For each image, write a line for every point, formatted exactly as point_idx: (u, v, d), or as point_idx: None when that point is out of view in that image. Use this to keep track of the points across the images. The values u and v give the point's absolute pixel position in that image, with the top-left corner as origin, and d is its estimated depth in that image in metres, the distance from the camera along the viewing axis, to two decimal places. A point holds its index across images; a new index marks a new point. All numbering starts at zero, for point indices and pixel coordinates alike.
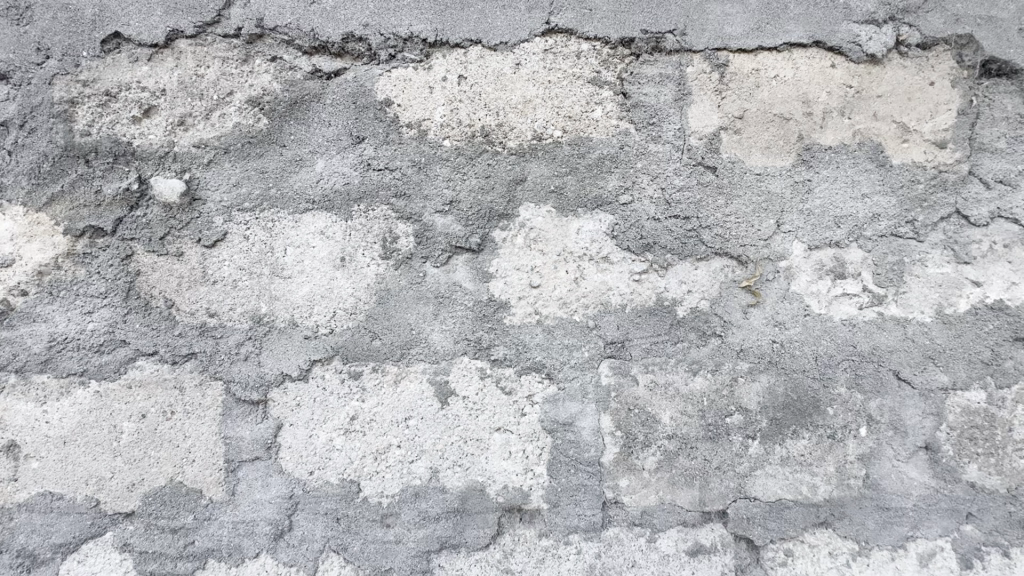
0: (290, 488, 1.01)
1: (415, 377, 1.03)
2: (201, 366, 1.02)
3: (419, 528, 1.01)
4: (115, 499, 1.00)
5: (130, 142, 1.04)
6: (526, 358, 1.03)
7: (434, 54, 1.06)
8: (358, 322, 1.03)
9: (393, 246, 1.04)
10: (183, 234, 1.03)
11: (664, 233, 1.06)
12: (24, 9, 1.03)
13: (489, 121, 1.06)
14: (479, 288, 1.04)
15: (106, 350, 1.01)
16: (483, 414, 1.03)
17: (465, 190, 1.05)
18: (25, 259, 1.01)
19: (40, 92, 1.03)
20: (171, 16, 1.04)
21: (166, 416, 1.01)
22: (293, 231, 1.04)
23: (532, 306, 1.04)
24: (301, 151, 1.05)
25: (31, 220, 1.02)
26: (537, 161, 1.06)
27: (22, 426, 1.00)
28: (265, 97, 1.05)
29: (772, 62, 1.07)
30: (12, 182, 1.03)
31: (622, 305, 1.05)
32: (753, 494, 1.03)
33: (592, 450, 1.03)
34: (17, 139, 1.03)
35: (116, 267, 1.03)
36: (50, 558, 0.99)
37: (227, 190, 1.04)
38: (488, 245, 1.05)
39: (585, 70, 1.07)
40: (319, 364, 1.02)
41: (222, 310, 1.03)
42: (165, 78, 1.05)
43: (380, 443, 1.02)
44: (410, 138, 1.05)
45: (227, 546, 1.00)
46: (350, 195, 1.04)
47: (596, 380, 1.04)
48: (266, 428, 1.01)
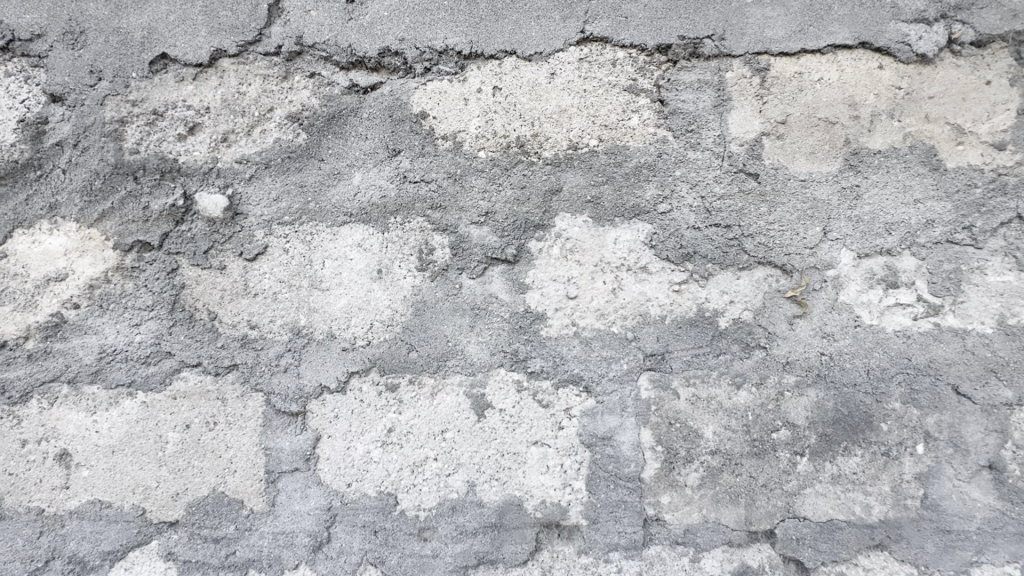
0: (328, 500, 1.01)
1: (452, 390, 1.02)
2: (242, 378, 1.03)
3: (456, 542, 1.00)
4: (160, 508, 1.02)
5: (176, 158, 1.07)
6: (564, 370, 1.02)
7: (469, 66, 1.06)
8: (395, 334, 1.03)
9: (429, 258, 1.04)
10: (226, 248, 1.06)
11: (705, 242, 1.03)
12: (79, 34, 1.07)
13: (524, 131, 1.05)
14: (515, 300, 1.03)
15: (152, 361, 1.04)
16: (520, 427, 1.01)
17: (500, 201, 1.04)
18: (78, 273, 1.05)
19: (93, 112, 1.07)
20: (215, 37, 1.07)
21: (208, 426, 1.03)
22: (331, 244, 1.05)
23: (569, 317, 1.03)
24: (339, 164, 1.06)
25: (84, 236, 1.06)
26: (573, 171, 1.04)
27: (74, 435, 1.03)
28: (304, 113, 1.07)
29: (815, 65, 1.04)
30: (67, 199, 1.07)
31: (662, 316, 1.02)
32: (802, 514, 0.99)
33: (632, 465, 1.00)
34: (71, 158, 1.07)
35: (162, 280, 1.05)
36: (99, 565, 1.01)
37: (267, 204, 1.06)
38: (524, 256, 1.04)
39: (620, 78, 1.05)
40: (356, 376, 1.03)
41: (262, 322, 1.04)
42: (208, 96, 1.08)
43: (417, 456, 1.01)
44: (445, 150, 1.06)
45: (267, 557, 1.01)
46: (387, 207, 1.05)
47: (635, 394, 1.01)
48: (304, 439, 1.02)
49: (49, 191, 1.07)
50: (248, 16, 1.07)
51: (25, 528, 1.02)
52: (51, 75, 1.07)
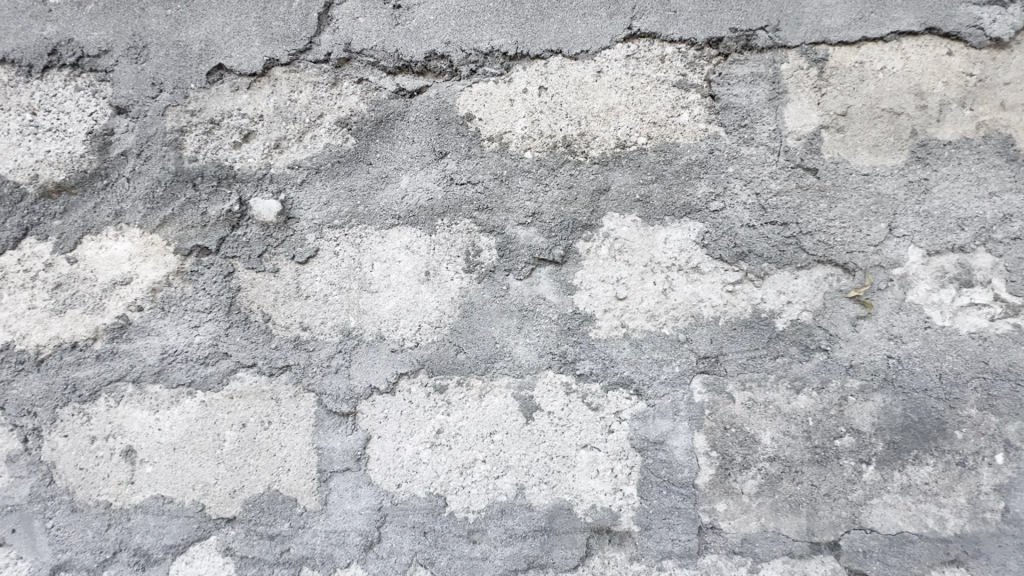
0: (378, 500, 1.02)
1: (500, 392, 1.02)
2: (295, 378, 1.06)
3: (506, 545, 0.99)
4: (219, 504, 1.05)
5: (232, 165, 1.11)
6: (614, 372, 1.00)
7: (515, 66, 1.06)
8: (443, 335, 1.03)
9: (476, 259, 1.04)
10: (279, 252, 1.08)
11: (760, 241, 0.99)
12: (142, 48, 1.13)
13: (570, 130, 1.04)
14: (564, 301, 1.02)
15: (210, 362, 1.08)
16: (570, 430, 1.00)
17: (547, 201, 1.03)
18: (142, 276, 1.10)
19: (155, 123, 1.12)
20: (268, 46, 1.10)
21: (263, 426, 1.06)
22: (380, 246, 1.06)
23: (618, 319, 1.01)
24: (387, 167, 1.08)
25: (147, 241, 1.11)
26: (621, 170, 1.03)
27: (138, 432, 1.08)
28: (353, 118, 1.09)
29: (877, 54, 0.99)
30: (131, 206, 1.12)
31: (715, 318, 0.99)
32: (869, 525, 0.94)
33: (685, 470, 0.97)
34: (134, 167, 1.12)
35: (219, 283, 1.09)
36: (162, 558, 1.05)
37: (318, 208, 1.08)
38: (572, 257, 1.02)
39: (669, 73, 1.03)
40: (405, 378, 1.03)
41: (314, 324, 1.06)
42: (261, 104, 1.11)
43: (465, 458, 1.01)
44: (491, 152, 1.05)
45: (320, 555, 1.02)
46: (434, 209, 1.06)
47: (688, 397, 0.98)
48: (355, 439, 1.03)
49: (115, 199, 1.12)
50: (298, 25, 1.10)
51: (95, 520, 1.07)
52: (117, 88, 1.13)
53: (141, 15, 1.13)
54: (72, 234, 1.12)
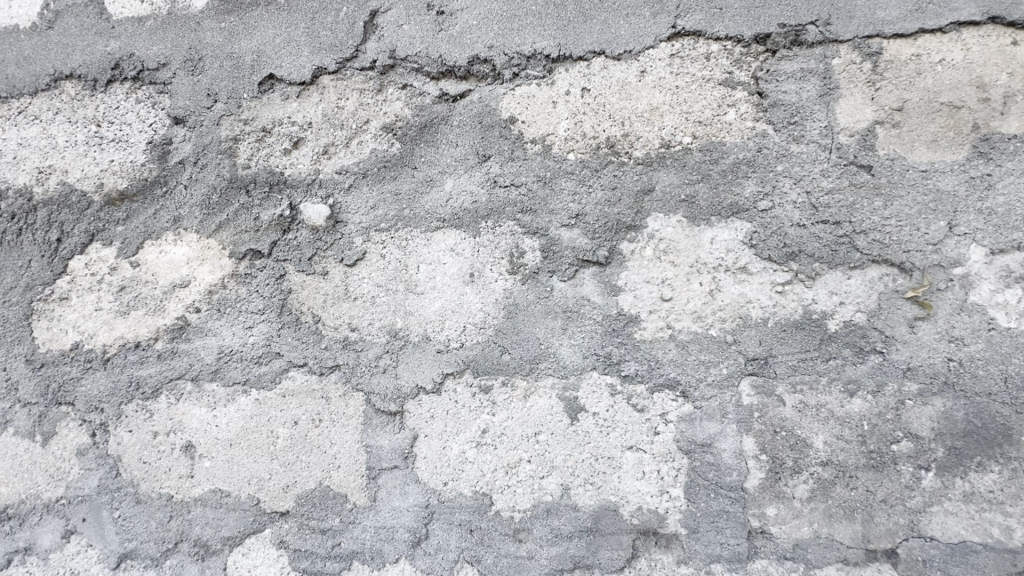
0: (426, 498, 1.04)
1: (544, 392, 1.02)
2: (345, 377, 1.09)
3: (552, 545, 1.00)
4: (273, 498, 1.09)
5: (283, 171, 1.14)
6: (659, 374, 0.99)
7: (558, 68, 1.06)
8: (487, 336, 1.05)
9: (520, 260, 1.05)
10: (328, 255, 1.11)
11: (811, 240, 0.97)
12: (197, 61, 1.18)
13: (614, 131, 1.04)
14: (608, 302, 1.02)
15: (263, 361, 1.12)
16: (615, 432, 1.00)
17: (591, 202, 1.03)
18: (199, 279, 1.15)
19: (210, 132, 1.17)
20: (317, 55, 1.14)
21: (314, 423, 1.09)
22: (425, 249, 1.08)
23: (664, 320, 1.00)
24: (432, 171, 1.09)
25: (204, 245, 1.16)
26: (665, 170, 1.02)
27: (197, 428, 1.13)
28: (398, 123, 1.11)
29: (935, 46, 0.96)
30: (188, 212, 1.17)
31: (764, 319, 0.98)
32: (928, 533, 0.91)
33: (734, 473, 0.96)
34: (191, 174, 1.17)
35: (271, 285, 1.13)
36: (220, 549, 1.10)
37: (365, 212, 1.11)
38: (616, 258, 1.02)
39: (715, 71, 1.02)
40: (451, 378, 1.05)
41: (362, 324, 1.09)
42: (311, 112, 1.14)
43: (510, 458, 1.02)
44: (534, 154, 1.06)
45: (370, 550, 1.05)
46: (478, 212, 1.07)
47: (736, 400, 0.97)
48: (402, 438, 1.06)
49: (174, 206, 1.18)
50: (345, 34, 1.13)
51: (158, 511, 1.12)
52: (175, 99, 1.18)
53: (196, 29, 1.18)
54: (134, 239, 1.18)
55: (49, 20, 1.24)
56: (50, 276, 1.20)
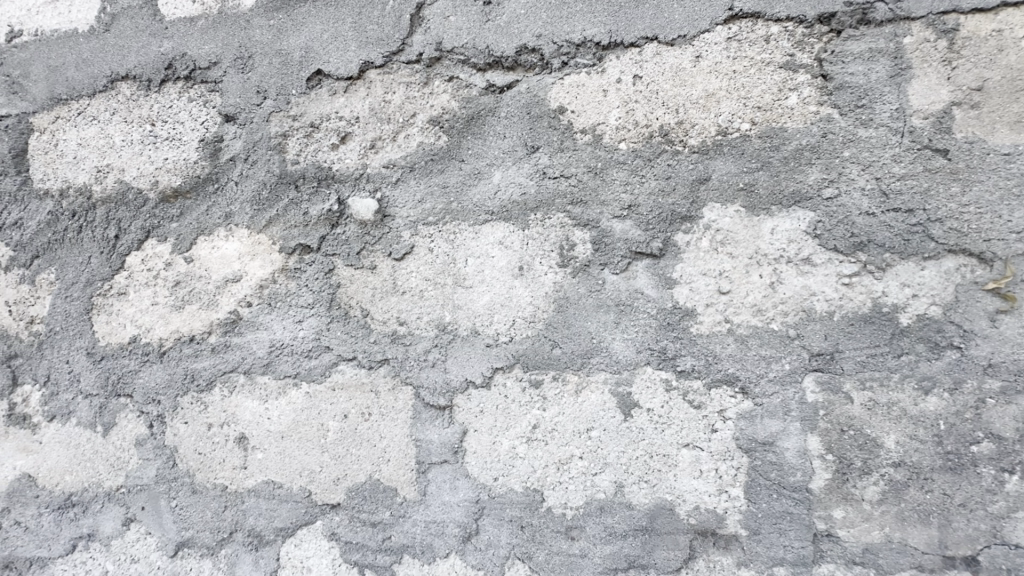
0: (476, 493, 1.03)
1: (596, 388, 1.00)
2: (394, 371, 1.09)
3: (605, 543, 0.98)
4: (324, 491, 1.10)
5: (330, 166, 1.15)
6: (717, 369, 0.96)
7: (608, 56, 1.04)
8: (537, 330, 1.03)
9: (570, 253, 1.03)
10: (377, 249, 1.11)
11: (881, 229, 0.92)
12: (247, 58, 1.19)
13: (667, 119, 1.01)
14: (663, 295, 0.99)
15: (313, 355, 1.13)
16: (670, 429, 0.97)
17: (644, 193, 1.01)
18: (251, 274, 1.17)
19: (260, 128, 1.18)
20: (364, 50, 1.14)
21: (364, 417, 1.09)
22: (474, 242, 1.07)
23: (721, 314, 0.96)
24: (480, 164, 1.08)
25: (255, 241, 1.17)
26: (722, 158, 0.98)
27: (250, 421, 1.15)
28: (445, 115, 1.11)
29: (1019, 20, 0.89)
30: (239, 208, 1.19)
31: (830, 313, 0.93)
32: (1012, 540, 0.86)
33: (798, 473, 0.92)
34: (242, 171, 1.19)
35: (320, 280, 1.14)
36: (273, 540, 1.11)
37: (413, 205, 1.10)
38: (670, 249, 0.99)
39: (775, 54, 0.97)
40: (500, 372, 1.04)
41: (410, 318, 1.09)
42: (358, 107, 1.14)
43: (562, 454, 1.00)
44: (584, 144, 1.04)
45: (420, 544, 1.05)
46: (527, 204, 1.05)
47: (800, 397, 0.93)
48: (452, 432, 1.05)
49: (225, 202, 1.20)
50: (392, 28, 1.13)
51: (213, 501, 1.15)
52: (226, 97, 1.20)
53: (246, 27, 1.19)
54: (188, 235, 1.21)
55: (105, 23, 1.27)
56: (109, 272, 1.24)
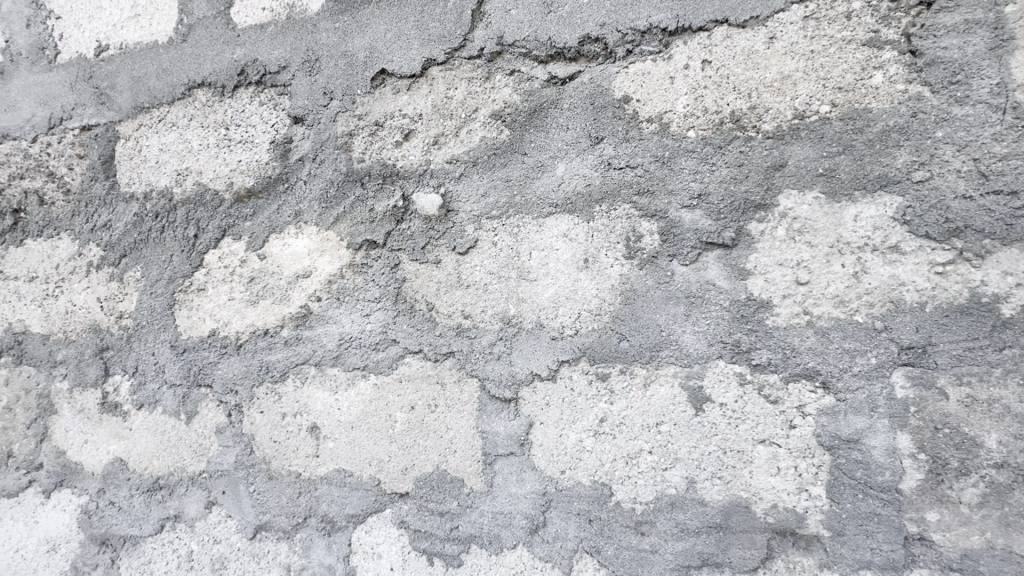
0: (543, 485, 1.04)
1: (666, 381, 0.98)
2: (459, 364, 1.10)
3: (677, 540, 0.96)
4: (393, 480, 1.13)
5: (395, 163, 1.18)
6: (796, 363, 0.92)
7: (675, 42, 1.01)
8: (603, 323, 1.02)
9: (637, 244, 1.01)
10: (441, 243, 1.13)
11: (980, 214, 0.86)
12: (314, 61, 1.23)
13: (740, 104, 0.97)
14: (736, 287, 0.96)
15: (381, 348, 1.15)
16: (745, 424, 0.94)
17: (714, 181, 0.98)
18: (320, 270, 1.21)
19: (327, 129, 1.22)
20: (426, 47, 1.15)
21: (430, 408, 1.12)
22: (538, 235, 1.07)
23: (800, 306, 0.92)
24: (543, 156, 1.08)
25: (323, 237, 1.21)
26: (799, 143, 0.94)
27: (321, 411, 1.19)
28: (507, 109, 1.11)
29: None
30: (308, 206, 1.23)
31: (922, 304, 0.87)
32: None
33: (886, 473, 0.88)
34: (310, 170, 1.23)
35: (387, 274, 1.16)
36: (345, 526, 1.15)
37: (477, 200, 1.11)
38: (743, 239, 0.96)
39: (857, 32, 0.92)
40: (566, 365, 1.04)
41: (475, 312, 1.10)
42: (421, 104, 1.16)
43: (631, 448, 0.99)
44: (651, 133, 1.02)
45: (488, 535, 1.06)
46: (592, 196, 1.04)
47: (888, 392, 0.88)
48: (518, 424, 1.06)
49: (295, 201, 1.24)
50: (453, 24, 1.14)
51: (288, 487, 1.20)
52: (294, 100, 1.25)
53: (313, 31, 1.23)
54: (261, 234, 1.27)
55: (183, 33, 1.35)
56: (189, 269, 1.31)
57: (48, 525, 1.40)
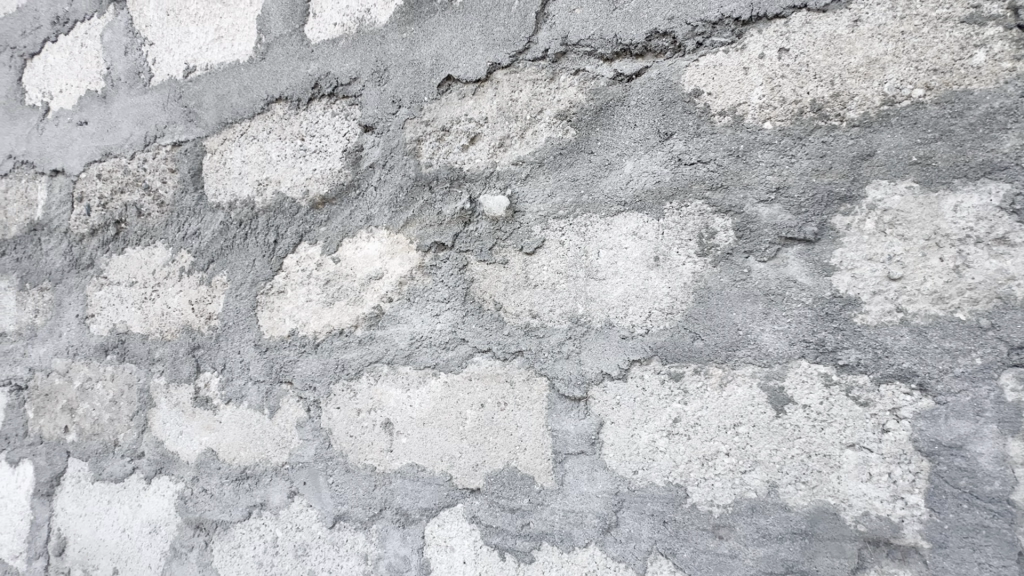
0: (615, 485, 1.03)
1: (744, 381, 0.95)
2: (528, 363, 1.12)
3: (759, 545, 0.93)
4: (464, 476, 1.16)
5: (462, 167, 1.20)
6: (889, 364, 0.87)
7: (749, 31, 0.98)
8: (676, 322, 1.00)
9: (711, 241, 0.99)
10: (508, 244, 1.15)
11: None
12: (383, 71, 1.28)
13: (821, 93, 0.93)
14: (820, 283, 0.91)
15: (450, 346, 1.19)
16: (832, 427, 0.90)
17: (794, 173, 0.94)
18: (391, 272, 1.26)
19: (396, 135, 1.27)
20: (491, 52, 1.18)
21: (500, 407, 1.13)
22: (606, 234, 1.07)
23: (892, 303, 0.87)
24: (610, 154, 1.07)
25: (394, 240, 1.26)
26: (890, 130, 0.89)
27: (394, 408, 1.24)
28: (572, 109, 1.11)
29: None
30: (379, 211, 1.28)
31: None
32: None
33: (995, 482, 0.81)
34: (380, 176, 1.28)
35: (455, 275, 1.19)
36: (418, 519, 1.19)
37: (543, 200, 1.12)
38: (827, 234, 0.91)
39: (954, 8, 0.86)
40: (637, 365, 1.03)
41: (543, 311, 1.11)
42: (486, 108, 1.19)
43: (706, 449, 0.97)
44: (724, 126, 0.99)
45: (559, 533, 1.07)
46: (662, 192, 1.03)
47: (996, 395, 0.81)
48: (588, 423, 1.06)
49: (366, 206, 1.30)
50: (518, 27, 1.15)
51: (364, 480, 1.25)
52: (365, 109, 1.30)
53: (381, 42, 1.28)
54: (335, 238, 1.33)
55: (262, 51, 1.44)
56: (270, 272, 1.40)
57: (150, 509, 1.53)
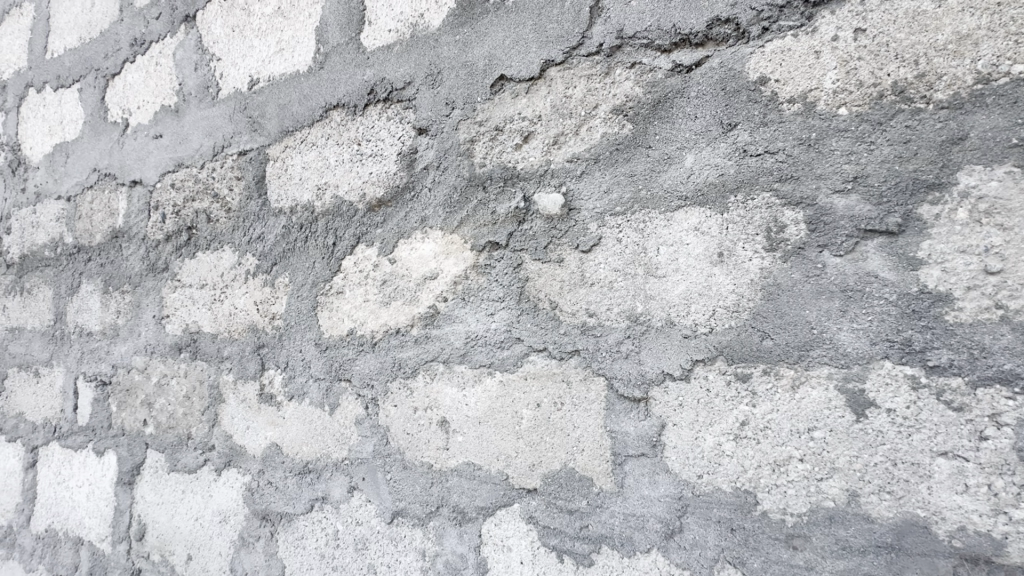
0: (678, 489, 1.00)
1: (819, 383, 0.90)
2: (585, 362, 1.10)
3: (838, 558, 0.88)
4: (520, 476, 1.15)
5: (515, 166, 1.20)
6: (988, 365, 0.80)
7: (820, 13, 0.93)
8: (742, 320, 0.96)
9: (780, 236, 0.94)
10: (564, 242, 1.14)
11: None
12: (437, 74, 1.30)
13: (903, 74, 0.87)
14: (905, 278, 0.85)
15: (505, 346, 1.18)
16: (920, 434, 0.83)
17: (874, 161, 0.88)
18: (446, 272, 1.27)
19: (450, 137, 1.28)
20: (544, 49, 1.17)
21: (557, 406, 1.12)
22: (666, 230, 1.04)
23: (990, 299, 0.80)
24: (669, 148, 1.04)
25: (448, 240, 1.27)
26: (984, 111, 0.81)
27: (451, 406, 1.25)
28: (628, 103, 1.09)
29: None
30: (433, 211, 1.30)
31: None
32: None
33: None
34: (434, 177, 1.30)
35: (510, 275, 1.19)
36: (475, 517, 1.20)
37: (599, 197, 1.10)
38: (913, 225, 0.85)
39: None
40: (701, 365, 0.99)
41: (600, 310, 1.09)
42: (540, 105, 1.18)
43: (778, 454, 0.92)
44: (793, 114, 0.94)
45: (620, 536, 1.05)
46: (725, 186, 0.99)
47: None
48: (649, 425, 1.03)
49: (420, 208, 1.32)
50: (572, 23, 1.14)
51: (421, 477, 1.27)
52: (419, 112, 1.33)
53: (435, 45, 1.30)
54: (391, 239, 1.36)
55: (320, 61, 1.49)
56: (329, 274, 1.45)
57: (221, 499, 1.61)
